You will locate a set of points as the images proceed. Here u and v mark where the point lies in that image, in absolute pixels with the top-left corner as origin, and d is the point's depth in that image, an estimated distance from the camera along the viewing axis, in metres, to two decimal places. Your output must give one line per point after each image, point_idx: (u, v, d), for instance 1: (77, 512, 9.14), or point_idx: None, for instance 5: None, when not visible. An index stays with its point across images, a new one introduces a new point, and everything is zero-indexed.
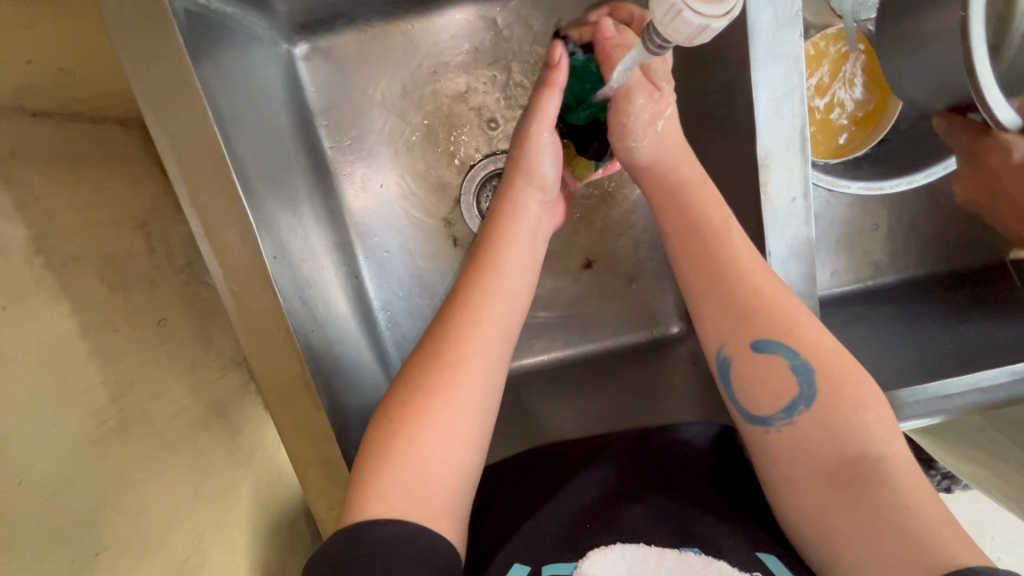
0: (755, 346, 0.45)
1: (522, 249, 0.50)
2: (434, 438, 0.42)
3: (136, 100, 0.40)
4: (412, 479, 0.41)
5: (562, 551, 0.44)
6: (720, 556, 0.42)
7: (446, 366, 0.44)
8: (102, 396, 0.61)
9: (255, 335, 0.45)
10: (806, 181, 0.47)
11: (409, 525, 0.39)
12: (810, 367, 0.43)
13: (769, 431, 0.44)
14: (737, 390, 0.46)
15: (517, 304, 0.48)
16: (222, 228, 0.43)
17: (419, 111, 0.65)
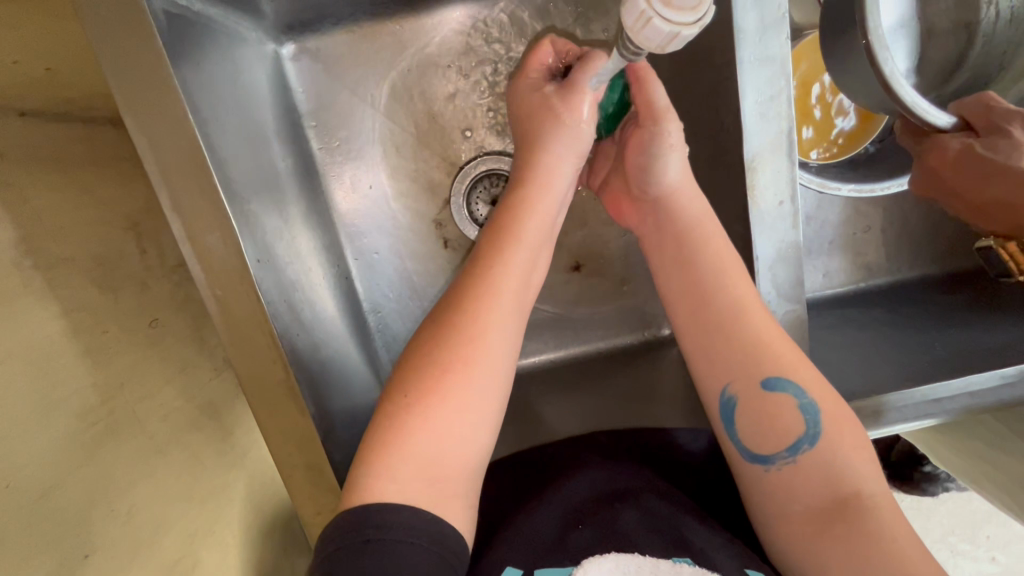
0: (767, 384, 0.45)
1: (545, 218, 0.49)
2: (451, 413, 0.41)
3: (114, 102, 0.39)
4: (426, 455, 0.40)
5: (557, 551, 0.43)
6: (714, 568, 0.42)
7: (462, 339, 0.43)
8: (91, 399, 0.60)
9: (238, 340, 0.44)
10: (793, 185, 0.47)
11: (420, 514, 0.38)
12: (816, 407, 0.44)
13: (769, 470, 0.44)
14: (740, 428, 0.46)
15: (532, 280, 0.48)
16: (204, 232, 0.42)
17: (408, 111, 0.65)
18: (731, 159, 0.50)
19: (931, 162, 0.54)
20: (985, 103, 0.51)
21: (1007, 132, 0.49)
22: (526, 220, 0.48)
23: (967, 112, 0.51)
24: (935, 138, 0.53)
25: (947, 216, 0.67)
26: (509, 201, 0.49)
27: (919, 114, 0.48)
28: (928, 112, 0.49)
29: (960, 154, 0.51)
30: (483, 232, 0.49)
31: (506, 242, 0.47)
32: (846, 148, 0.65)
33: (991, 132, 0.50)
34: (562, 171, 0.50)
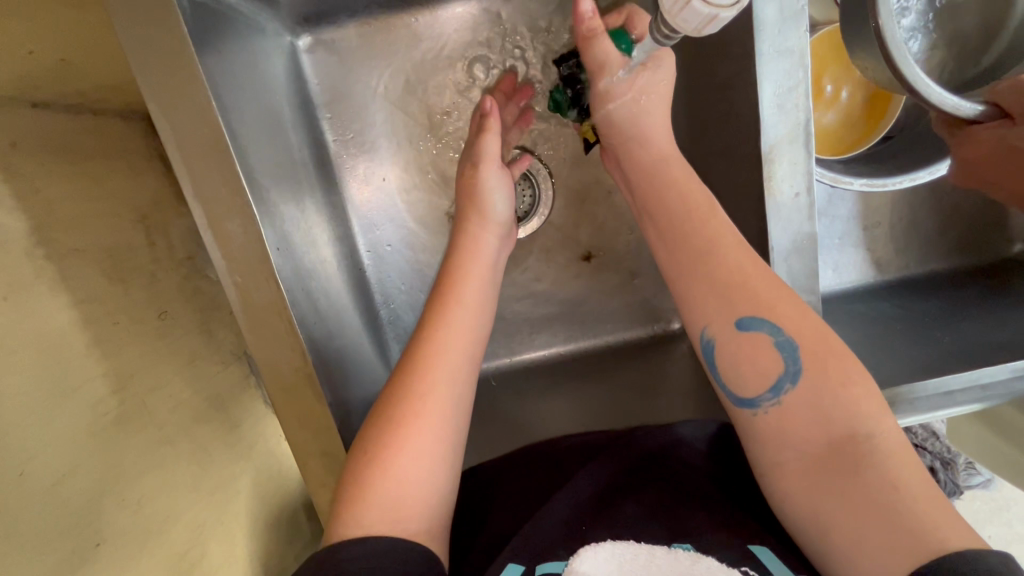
0: (739, 325, 0.45)
1: (480, 279, 0.52)
2: (408, 463, 0.42)
3: (140, 90, 0.40)
4: (388, 503, 0.41)
5: (550, 553, 0.44)
6: (708, 553, 0.41)
7: (414, 394, 0.45)
8: (103, 389, 0.60)
9: (256, 325, 0.45)
10: (809, 176, 0.47)
11: (384, 539, 0.38)
12: (793, 344, 0.43)
13: (758, 413, 0.44)
14: (723, 373, 0.46)
15: (477, 332, 0.50)
16: (224, 219, 0.42)
17: (422, 104, 0.65)
18: (746, 151, 0.50)
19: (965, 154, 0.53)
20: (1020, 87, 0.47)
21: None
22: (459, 285, 0.51)
23: (999, 98, 0.48)
24: (966, 131, 0.51)
25: (958, 212, 0.67)
26: (447, 269, 0.53)
27: (949, 110, 0.47)
28: (959, 107, 0.47)
29: (996, 144, 0.50)
30: (426, 302, 0.52)
31: (444, 306, 0.50)
32: (861, 141, 0.66)
33: None
34: (487, 244, 0.55)
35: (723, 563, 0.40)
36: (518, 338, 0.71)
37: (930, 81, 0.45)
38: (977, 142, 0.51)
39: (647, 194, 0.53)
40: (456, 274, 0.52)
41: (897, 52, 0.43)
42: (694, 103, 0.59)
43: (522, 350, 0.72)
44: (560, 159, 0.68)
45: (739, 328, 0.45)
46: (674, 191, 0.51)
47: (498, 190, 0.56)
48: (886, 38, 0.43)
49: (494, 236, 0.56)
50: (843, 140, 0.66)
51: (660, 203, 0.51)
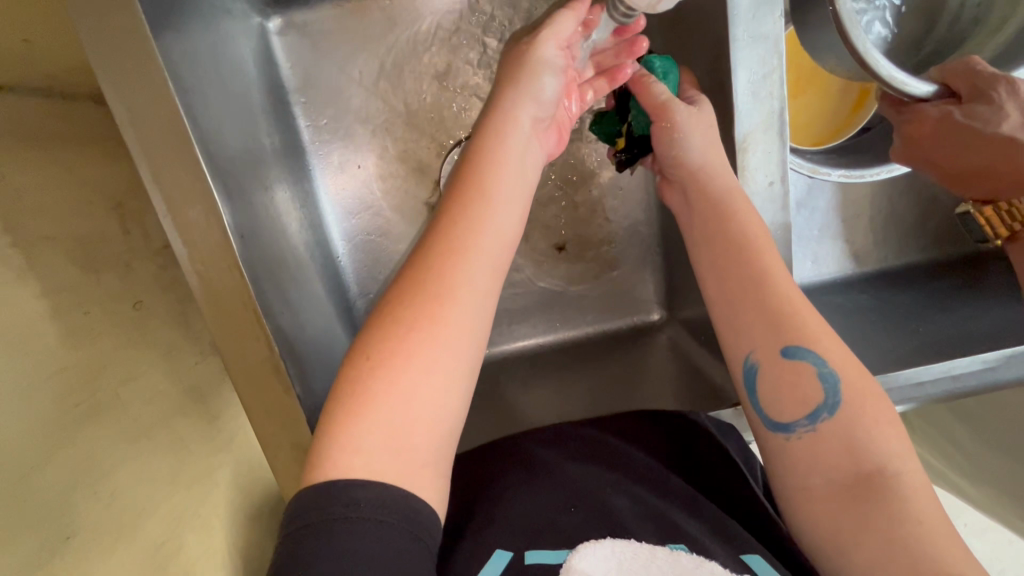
0: (784, 351, 0.43)
1: (513, 173, 0.44)
2: (416, 378, 0.37)
3: (92, 69, 0.38)
4: (393, 424, 0.36)
5: (543, 539, 0.43)
6: (710, 556, 0.41)
7: (429, 297, 0.39)
8: (73, 379, 0.59)
9: (221, 316, 0.44)
10: (783, 166, 0.48)
11: (392, 490, 0.34)
12: (836, 376, 0.42)
13: (791, 438, 0.42)
14: (762, 399, 0.44)
15: (509, 233, 0.43)
16: (184, 205, 0.41)
17: (398, 90, 0.64)
18: (722, 141, 0.50)
19: (908, 132, 0.54)
20: (969, 67, 0.51)
21: (989, 99, 0.49)
22: (489, 170, 0.43)
23: (950, 79, 0.51)
24: (914, 108, 0.53)
25: (935, 204, 0.68)
26: (472, 151, 0.45)
27: (897, 87, 0.47)
28: (906, 84, 0.47)
29: (939, 122, 0.51)
30: (446, 187, 0.44)
31: (471, 200, 0.42)
32: (842, 133, 0.65)
33: (974, 98, 0.50)
34: (520, 122, 0.45)
35: (726, 568, 0.40)
36: (498, 330, 0.71)
37: (881, 58, 0.45)
38: (922, 119, 0.53)
39: (694, 211, 0.48)
40: (483, 159, 0.43)
41: (852, 29, 0.43)
42: None
43: (502, 341, 0.71)
44: None
45: (782, 361, 0.43)
46: (735, 219, 0.46)
47: (549, 66, 0.46)
48: (841, 15, 0.43)
49: (530, 117, 0.46)
50: (821, 133, 0.66)
51: (698, 219, 0.48)
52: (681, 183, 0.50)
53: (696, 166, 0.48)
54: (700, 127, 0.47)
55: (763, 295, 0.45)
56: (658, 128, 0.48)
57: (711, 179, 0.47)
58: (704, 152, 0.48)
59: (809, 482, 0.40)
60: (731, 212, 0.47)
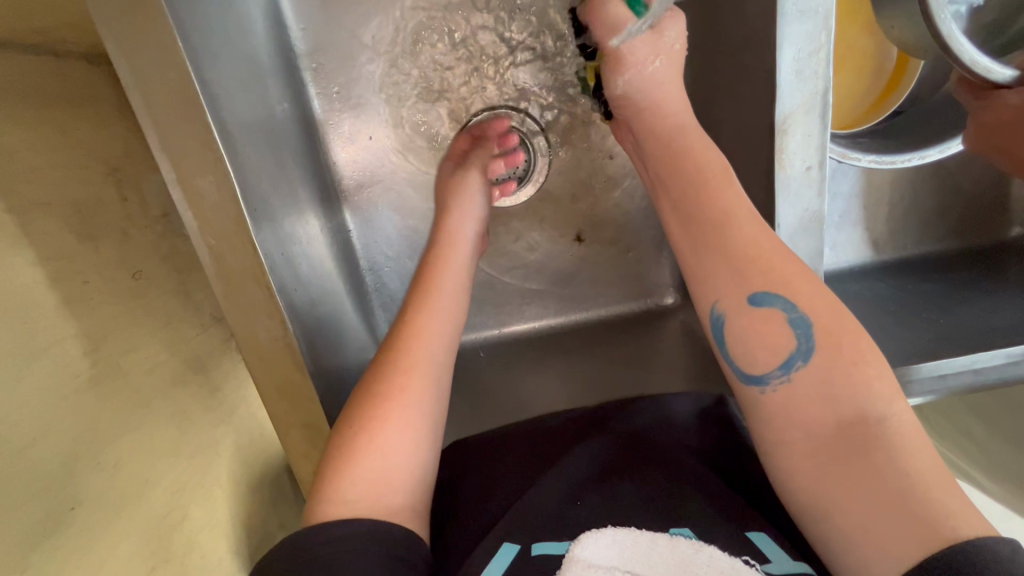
0: (751, 300, 0.42)
1: (461, 268, 0.54)
2: (393, 437, 0.42)
3: (94, 25, 0.35)
4: (377, 474, 0.40)
5: (550, 529, 0.43)
6: (711, 542, 0.40)
7: (399, 371, 0.45)
8: (75, 349, 0.58)
9: (232, 291, 0.42)
10: (823, 151, 0.44)
11: (363, 521, 0.38)
12: (808, 321, 0.40)
13: (765, 391, 0.41)
14: (733, 351, 0.43)
15: (459, 316, 0.51)
16: (195, 174, 0.39)
17: (413, 57, 0.61)
18: (755, 121, 0.47)
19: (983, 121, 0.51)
20: None
21: None
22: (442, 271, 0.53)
23: None
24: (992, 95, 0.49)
25: (959, 192, 0.66)
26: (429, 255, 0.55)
27: (978, 72, 0.43)
28: (989, 70, 0.44)
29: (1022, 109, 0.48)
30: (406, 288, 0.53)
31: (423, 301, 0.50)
32: (872, 117, 0.63)
33: None
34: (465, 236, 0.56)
35: (725, 553, 0.40)
36: (507, 309, 0.69)
37: (965, 40, 0.42)
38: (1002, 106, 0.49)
39: (653, 155, 0.49)
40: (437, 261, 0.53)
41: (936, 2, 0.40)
42: (702, 69, 0.56)
43: (512, 321, 0.70)
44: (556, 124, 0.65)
45: (751, 311, 0.42)
46: (692, 165, 0.46)
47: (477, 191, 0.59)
48: None
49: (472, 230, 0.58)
50: (852, 116, 0.64)
51: (657, 173, 0.49)
52: (626, 120, 0.52)
53: (646, 102, 0.49)
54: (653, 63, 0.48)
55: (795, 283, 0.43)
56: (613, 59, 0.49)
57: (658, 117, 0.49)
58: (659, 86, 0.49)
59: (793, 440, 0.39)
60: (688, 155, 0.47)
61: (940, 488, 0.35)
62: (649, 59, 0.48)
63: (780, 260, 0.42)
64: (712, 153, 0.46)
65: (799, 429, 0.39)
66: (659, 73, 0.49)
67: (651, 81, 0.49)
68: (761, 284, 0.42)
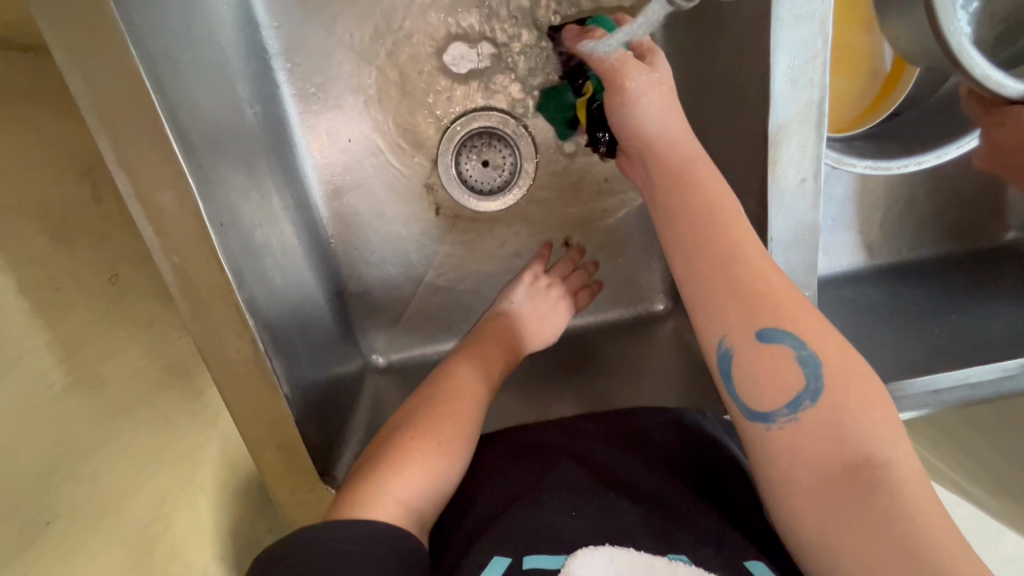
0: (761, 334, 0.40)
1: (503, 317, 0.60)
2: (432, 462, 0.44)
3: (41, 32, 0.33)
4: (428, 490, 0.43)
5: (550, 546, 0.41)
6: (709, 567, 0.39)
7: (445, 405, 0.49)
8: (46, 361, 0.56)
9: (200, 312, 0.40)
10: (818, 163, 0.42)
11: (375, 524, 0.37)
12: (817, 359, 0.39)
13: (770, 429, 0.39)
14: (738, 385, 0.41)
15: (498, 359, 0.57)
16: (156, 190, 0.37)
17: (394, 58, 0.58)
18: (748, 130, 0.46)
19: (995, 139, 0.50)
20: None
21: None
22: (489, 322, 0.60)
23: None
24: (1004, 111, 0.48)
25: (954, 197, 0.65)
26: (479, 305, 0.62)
27: (990, 88, 0.41)
28: (1003, 84, 0.41)
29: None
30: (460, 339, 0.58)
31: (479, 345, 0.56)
32: (865, 121, 0.61)
33: None
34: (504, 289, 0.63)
35: None
36: None
37: (976, 53, 0.40)
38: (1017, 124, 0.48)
39: (658, 188, 0.47)
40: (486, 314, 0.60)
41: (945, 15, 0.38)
42: (693, 72, 0.54)
43: None
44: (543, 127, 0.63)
45: (759, 346, 0.40)
46: (699, 192, 0.44)
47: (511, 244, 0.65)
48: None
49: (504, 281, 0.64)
50: (845, 118, 0.62)
51: (662, 201, 0.46)
52: (637, 155, 0.49)
53: (653, 138, 0.47)
54: (654, 94, 0.46)
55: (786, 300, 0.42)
56: (613, 102, 0.47)
57: (668, 148, 0.46)
58: (662, 119, 0.46)
59: (788, 468, 0.38)
60: (697, 185, 0.45)
61: (928, 519, 0.34)
62: (648, 95, 0.46)
63: (783, 292, 0.41)
64: (717, 185, 0.44)
65: (800, 469, 0.38)
66: (662, 106, 0.46)
67: (654, 113, 0.46)
68: (761, 319, 0.40)
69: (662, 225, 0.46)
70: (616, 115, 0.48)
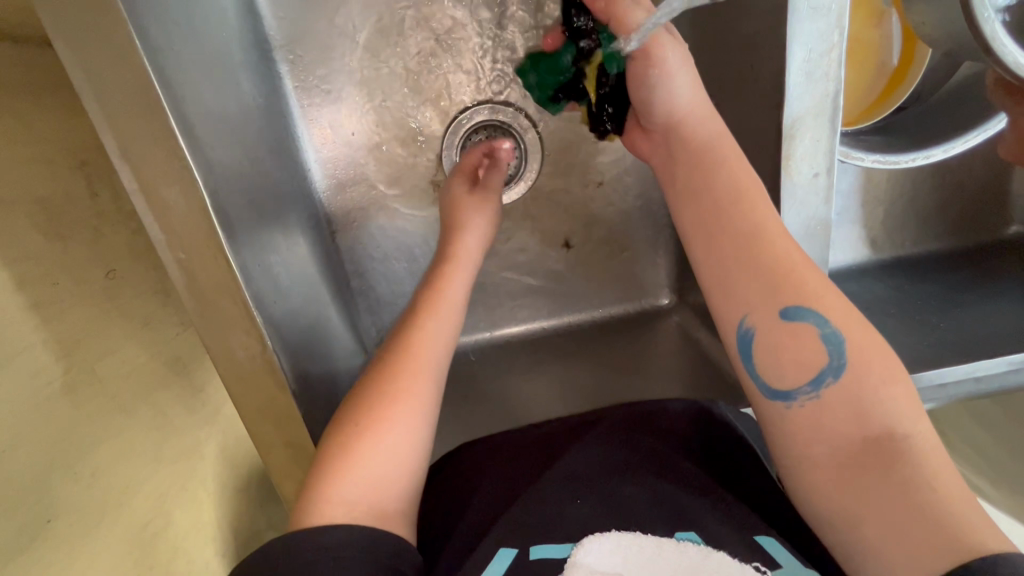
0: (784, 313, 0.40)
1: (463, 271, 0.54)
2: (393, 442, 0.41)
3: (43, 23, 0.32)
4: (371, 477, 0.40)
5: (548, 533, 0.41)
6: (719, 547, 0.39)
7: (399, 373, 0.45)
8: (45, 356, 0.55)
9: (206, 307, 0.39)
10: (831, 157, 0.42)
11: (357, 526, 0.36)
12: (840, 336, 0.39)
13: (791, 406, 0.39)
14: (759, 365, 0.41)
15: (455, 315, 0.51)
16: (161, 185, 0.36)
17: (398, 49, 0.57)
18: (761, 123, 0.45)
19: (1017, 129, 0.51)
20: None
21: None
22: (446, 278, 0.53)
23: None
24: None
25: (959, 191, 0.65)
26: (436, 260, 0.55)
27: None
28: None
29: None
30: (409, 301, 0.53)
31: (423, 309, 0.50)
32: (873, 114, 0.61)
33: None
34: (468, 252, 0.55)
35: (735, 558, 0.38)
36: (499, 313, 0.67)
37: (1008, 40, 0.39)
38: None
39: (683, 169, 0.46)
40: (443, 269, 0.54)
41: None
42: (703, 65, 0.54)
43: (504, 324, 0.68)
44: (549, 120, 0.62)
45: (781, 327, 0.40)
46: (726, 171, 0.44)
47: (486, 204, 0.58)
48: None
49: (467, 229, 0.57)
50: (853, 110, 0.62)
51: (684, 186, 0.46)
52: (662, 135, 0.48)
53: (679, 115, 0.46)
54: (684, 69, 0.45)
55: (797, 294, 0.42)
56: (637, 75, 0.46)
57: (693, 128, 0.46)
58: (688, 97, 0.46)
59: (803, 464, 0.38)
60: (721, 165, 0.44)
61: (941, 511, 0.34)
62: (676, 71, 0.45)
63: (802, 267, 0.41)
64: (742, 166, 0.44)
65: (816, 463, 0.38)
66: (690, 84, 0.46)
67: (686, 87, 0.46)
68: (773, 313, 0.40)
69: (682, 219, 0.46)
70: (639, 90, 0.46)
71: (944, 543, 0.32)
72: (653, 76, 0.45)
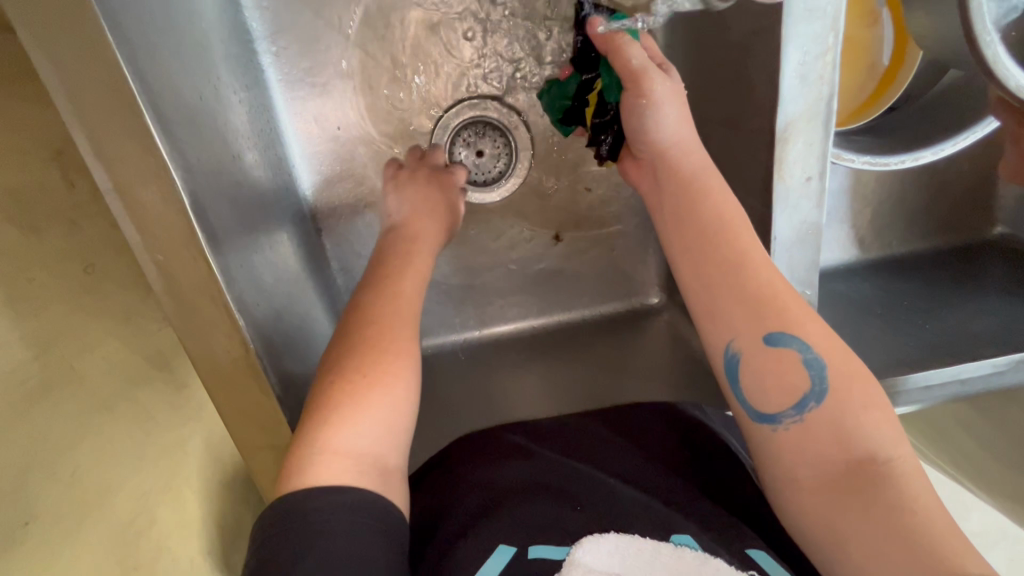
0: (767, 338, 0.40)
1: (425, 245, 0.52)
2: (386, 392, 0.39)
3: (7, 15, 0.31)
4: (369, 428, 0.37)
5: (559, 532, 0.40)
6: (715, 553, 0.39)
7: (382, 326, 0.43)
8: None
9: (185, 310, 0.38)
10: (824, 161, 0.42)
11: (367, 492, 0.35)
12: (823, 363, 0.39)
13: (777, 430, 0.39)
14: (746, 389, 0.41)
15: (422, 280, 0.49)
16: (136, 184, 0.35)
17: (384, 41, 0.56)
18: (753, 125, 0.45)
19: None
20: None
21: None
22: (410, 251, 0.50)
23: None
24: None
25: (945, 192, 0.65)
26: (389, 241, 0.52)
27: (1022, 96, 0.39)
28: None
29: None
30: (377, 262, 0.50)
31: (393, 274, 0.48)
32: (863, 116, 0.61)
33: None
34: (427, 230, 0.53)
35: (731, 566, 0.38)
36: (488, 312, 0.67)
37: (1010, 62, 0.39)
38: None
39: (672, 198, 0.47)
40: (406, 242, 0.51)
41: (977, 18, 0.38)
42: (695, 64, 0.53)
43: (493, 323, 0.67)
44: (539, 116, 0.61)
45: (768, 351, 0.40)
46: (708, 201, 0.44)
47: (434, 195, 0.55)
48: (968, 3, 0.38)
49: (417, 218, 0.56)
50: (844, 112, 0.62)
51: (671, 208, 0.46)
52: (650, 162, 0.49)
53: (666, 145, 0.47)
54: (673, 103, 0.46)
55: (787, 299, 0.41)
56: (629, 104, 0.46)
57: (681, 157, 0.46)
58: (676, 129, 0.47)
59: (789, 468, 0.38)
60: (705, 195, 0.45)
61: (927, 516, 0.34)
62: (666, 104, 0.46)
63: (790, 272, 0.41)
64: (726, 197, 0.44)
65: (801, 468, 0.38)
66: (678, 117, 0.46)
67: (675, 119, 0.46)
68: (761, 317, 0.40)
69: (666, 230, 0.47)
70: (629, 118, 0.47)
71: (930, 551, 0.32)
72: (641, 106, 0.46)
